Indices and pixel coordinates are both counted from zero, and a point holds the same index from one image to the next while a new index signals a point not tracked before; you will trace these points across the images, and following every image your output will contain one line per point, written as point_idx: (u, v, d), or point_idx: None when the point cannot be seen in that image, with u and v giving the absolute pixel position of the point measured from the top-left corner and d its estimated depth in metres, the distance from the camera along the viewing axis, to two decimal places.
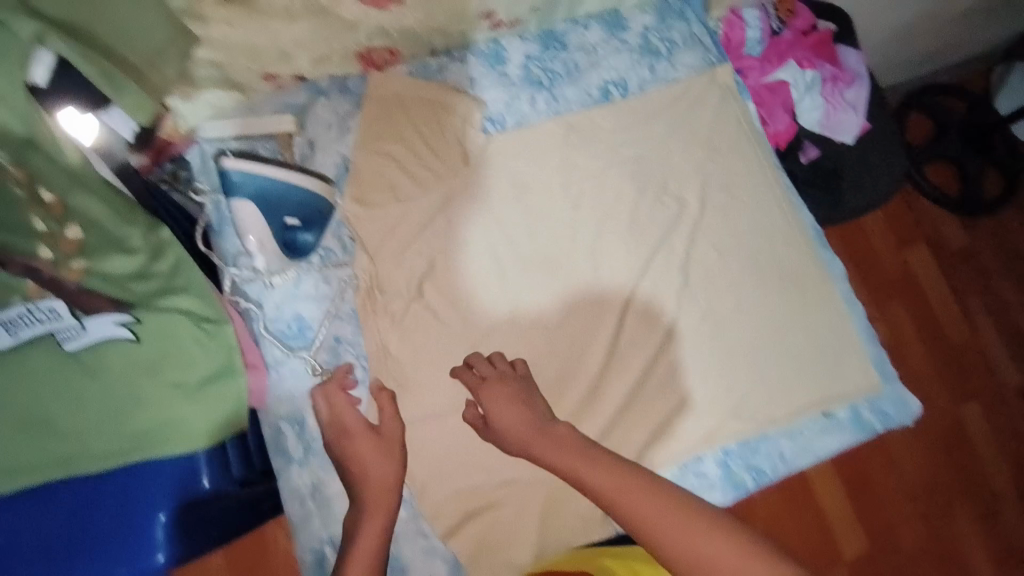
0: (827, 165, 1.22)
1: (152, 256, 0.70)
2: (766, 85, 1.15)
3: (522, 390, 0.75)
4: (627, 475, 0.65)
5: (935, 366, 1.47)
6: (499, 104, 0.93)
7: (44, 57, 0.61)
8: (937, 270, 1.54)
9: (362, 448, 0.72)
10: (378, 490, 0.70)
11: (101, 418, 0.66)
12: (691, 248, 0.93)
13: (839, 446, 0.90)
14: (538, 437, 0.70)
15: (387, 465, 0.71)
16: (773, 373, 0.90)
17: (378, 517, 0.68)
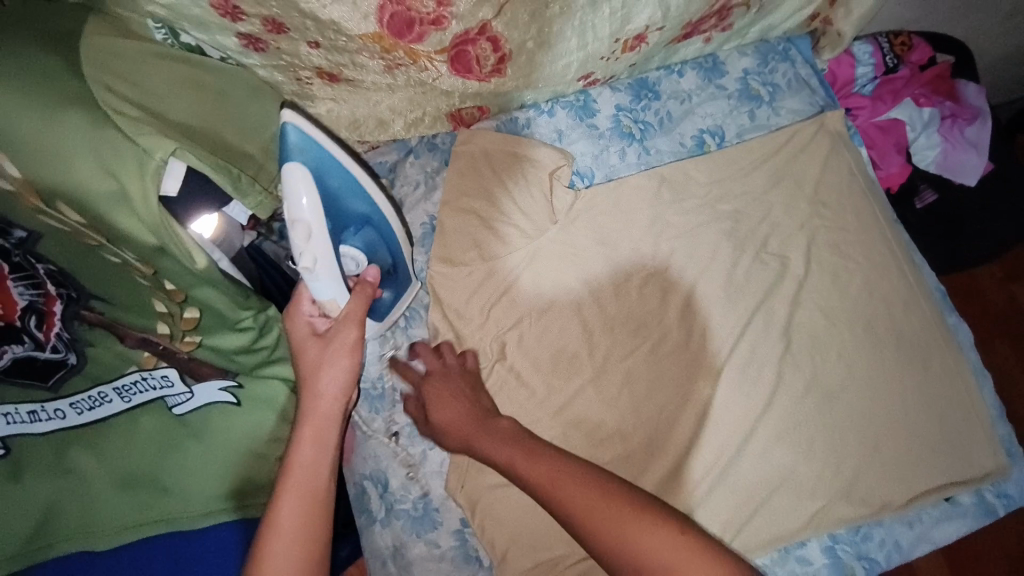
0: (951, 211, 1.08)
1: (261, 332, 0.74)
2: (878, 124, 1.05)
3: (467, 387, 0.77)
4: (561, 465, 0.61)
5: None
6: (587, 158, 0.91)
7: (174, 169, 0.62)
8: None
9: (306, 353, 0.65)
10: (322, 402, 0.63)
11: (200, 476, 0.70)
12: (796, 311, 0.85)
13: (961, 535, 0.79)
14: (477, 432, 0.69)
15: (331, 373, 0.64)
16: (891, 451, 0.80)
17: (311, 420, 0.62)
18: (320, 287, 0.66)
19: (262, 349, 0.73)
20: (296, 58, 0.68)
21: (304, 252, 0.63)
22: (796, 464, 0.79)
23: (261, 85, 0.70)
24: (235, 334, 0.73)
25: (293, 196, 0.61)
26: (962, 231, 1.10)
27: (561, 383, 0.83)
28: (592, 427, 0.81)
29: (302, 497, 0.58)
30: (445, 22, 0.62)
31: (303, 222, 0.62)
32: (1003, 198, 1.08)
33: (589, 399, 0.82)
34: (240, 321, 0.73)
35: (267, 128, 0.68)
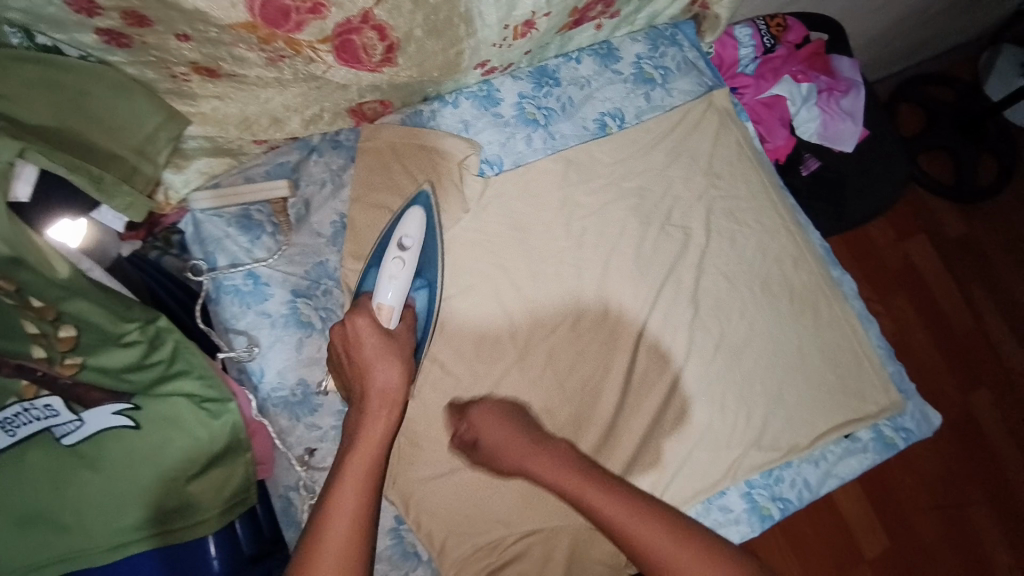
0: (829, 176, 1.20)
1: (151, 346, 0.67)
2: (763, 101, 1.13)
3: (508, 412, 0.75)
4: (594, 477, 0.64)
5: (943, 359, 1.45)
6: (495, 146, 0.92)
7: (26, 172, 0.58)
8: (939, 259, 1.52)
9: (367, 340, 0.68)
10: (379, 395, 0.65)
11: (106, 508, 0.65)
12: (701, 278, 0.90)
13: (864, 469, 0.87)
14: (533, 450, 0.68)
15: (390, 363, 0.67)
16: (793, 398, 0.86)
17: (372, 419, 0.63)
18: (391, 292, 0.74)
19: (157, 365, 0.67)
20: (167, 54, 0.61)
21: (402, 254, 0.76)
22: (712, 420, 0.84)
23: (129, 80, 0.63)
24: (121, 350, 0.65)
25: (410, 223, 0.78)
26: (843, 193, 1.21)
27: (487, 368, 0.84)
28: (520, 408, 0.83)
29: (362, 482, 0.59)
30: (324, 9, 0.57)
31: (411, 239, 0.77)
32: (874, 161, 1.21)
33: (516, 380, 0.84)
34: (125, 335, 0.66)
35: (138, 129, 0.66)
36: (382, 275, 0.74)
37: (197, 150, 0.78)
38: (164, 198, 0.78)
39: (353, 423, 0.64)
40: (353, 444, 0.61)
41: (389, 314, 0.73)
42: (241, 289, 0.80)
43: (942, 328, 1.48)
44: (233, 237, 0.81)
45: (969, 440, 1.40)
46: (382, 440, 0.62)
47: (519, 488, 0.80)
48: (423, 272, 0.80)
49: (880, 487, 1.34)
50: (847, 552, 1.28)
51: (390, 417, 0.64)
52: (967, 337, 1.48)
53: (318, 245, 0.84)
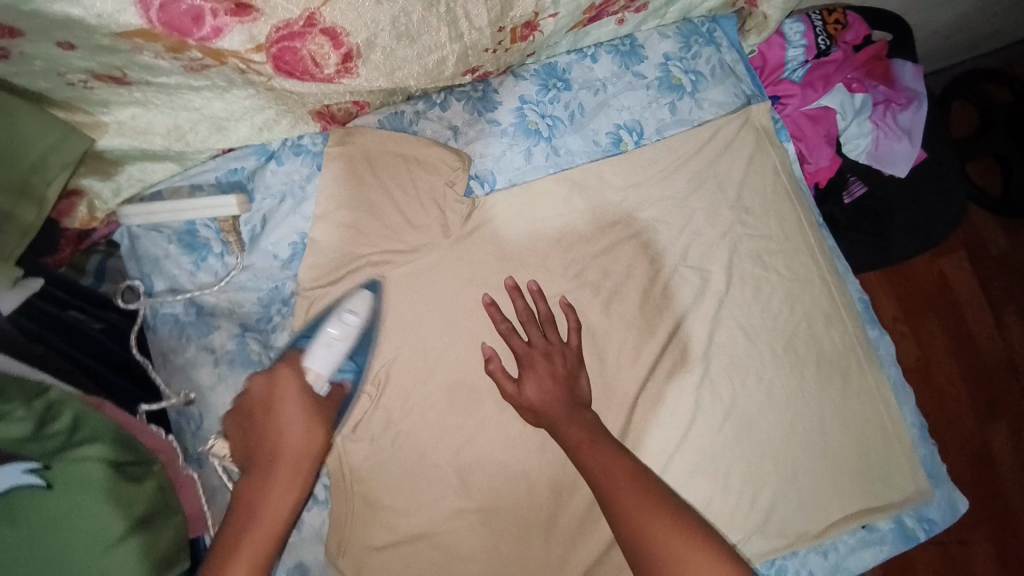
0: (874, 206, 1.04)
1: (45, 418, 0.56)
2: (807, 114, 0.97)
3: (566, 368, 0.71)
4: (618, 460, 0.64)
5: (969, 394, 1.32)
6: (488, 160, 0.78)
7: None
8: (977, 282, 1.37)
9: (287, 401, 0.63)
10: (297, 460, 0.62)
11: None
12: (715, 331, 0.78)
13: (877, 563, 0.77)
14: (564, 417, 0.68)
15: (312, 430, 0.63)
16: (808, 480, 0.76)
17: (282, 475, 0.61)
18: (325, 360, 0.65)
19: (56, 436, 0.56)
20: (55, 62, 0.53)
21: (342, 323, 0.66)
22: (712, 499, 0.74)
23: (11, 101, 0.53)
24: (7, 425, 0.53)
25: (359, 302, 0.69)
26: (889, 225, 1.05)
27: (459, 422, 0.73)
28: (494, 469, 0.73)
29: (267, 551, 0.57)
30: (251, 12, 0.52)
31: (354, 317, 0.67)
32: (932, 190, 1.05)
33: (492, 438, 0.73)
34: (8, 413, 0.54)
35: (19, 160, 0.54)
36: (317, 340, 0.65)
37: (127, 156, 0.65)
38: (88, 211, 0.66)
39: (254, 482, 0.60)
40: (257, 508, 0.59)
41: (322, 381, 0.65)
42: (182, 319, 0.70)
43: (974, 366, 1.34)
44: (175, 257, 0.71)
45: (995, 491, 1.27)
46: (289, 508, 0.60)
47: (487, 560, 0.71)
48: (355, 354, 0.71)
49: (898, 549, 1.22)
50: None
51: (302, 482, 0.62)
52: (995, 367, 1.34)
53: (275, 270, 0.73)
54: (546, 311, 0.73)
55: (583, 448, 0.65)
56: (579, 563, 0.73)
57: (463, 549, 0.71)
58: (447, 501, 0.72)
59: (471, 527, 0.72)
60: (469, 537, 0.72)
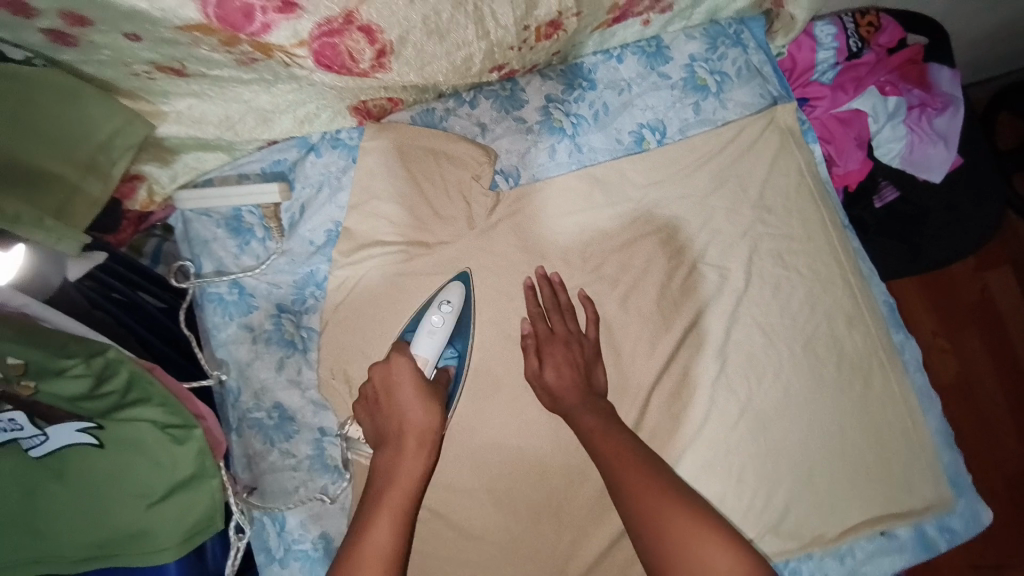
0: (906, 210, 1.02)
1: (101, 376, 0.60)
2: (837, 116, 0.97)
3: (582, 357, 0.73)
4: (624, 442, 0.65)
5: (1009, 412, 1.27)
6: (513, 156, 0.82)
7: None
8: None
9: (404, 383, 0.66)
10: (414, 432, 0.63)
11: (74, 523, 0.62)
12: (733, 328, 0.78)
13: (895, 570, 0.75)
14: (581, 403, 0.70)
15: (430, 408, 0.64)
16: (825, 481, 0.75)
17: (405, 453, 0.61)
18: (431, 346, 0.70)
19: (112, 395, 0.61)
20: (121, 53, 0.59)
21: (444, 313, 0.72)
22: (725, 495, 0.74)
23: (81, 87, 0.60)
24: (69, 381, 0.58)
25: (454, 292, 0.74)
26: (921, 231, 1.03)
27: (475, 407, 0.76)
28: (509, 453, 0.75)
29: (396, 528, 0.57)
30: (297, 9, 0.55)
31: (451, 306, 0.73)
32: (970, 196, 1.02)
33: (506, 422, 0.75)
34: (68, 368, 0.58)
35: (86, 141, 0.62)
36: (421, 327, 0.71)
37: (182, 145, 0.72)
38: (147, 194, 0.73)
39: (386, 459, 0.62)
40: (388, 482, 0.60)
41: (427, 365, 0.70)
42: (225, 298, 0.75)
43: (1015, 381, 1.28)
44: (222, 241, 0.76)
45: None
46: (416, 479, 0.60)
47: (499, 540, 0.74)
48: (456, 341, 0.74)
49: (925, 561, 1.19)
50: None
51: (428, 457, 0.62)
52: None
53: (311, 255, 0.77)
54: (568, 301, 0.76)
55: (593, 431, 0.67)
56: (589, 549, 0.74)
57: (475, 526, 0.74)
58: (462, 480, 0.74)
59: (484, 508, 0.74)
60: (482, 515, 0.74)
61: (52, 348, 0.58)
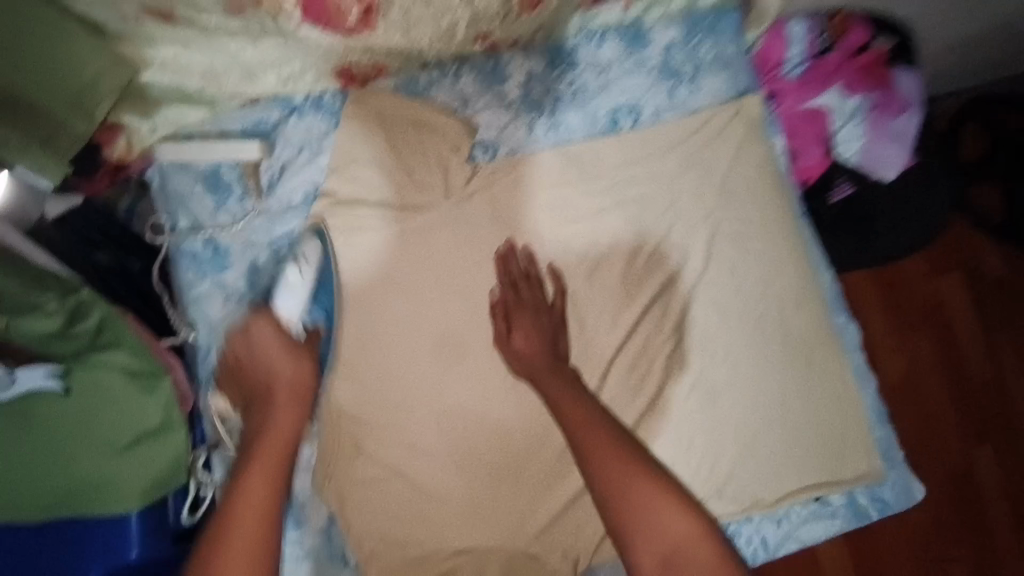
0: (857, 212, 1.09)
1: (73, 316, 0.63)
2: (802, 112, 1.02)
3: (552, 326, 0.78)
4: (587, 408, 0.71)
5: (953, 408, 1.38)
6: (492, 129, 0.84)
7: None
8: (970, 300, 1.42)
9: (272, 349, 0.72)
10: (287, 390, 0.71)
11: (28, 474, 0.60)
12: (692, 307, 0.83)
13: (827, 535, 0.81)
14: (545, 372, 0.75)
15: (297, 364, 0.72)
16: (768, 453, 0.80)
17: (280, 411, 0.70)
18: (294, 305, 0.74)
19: (83, 337, 0.63)
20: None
21: (300, 266, 0.75)
22: (676, 461, 0.79)
23: (68, 24, 0.63)
24: (40, 319, 0.62)
25: (310, 249, 0.76)
26: (873, 229, 1.10)
27: (439, 372, 0.78)
28: (472, 418, 0.77)
29: (274, 465, 0.66)
30: None
31: (304, 263, 0.75)
32: (922, 194, 1.08)
33: (469, 389, 0.77)
34: (43, 306, 0.62)
35: (72, 80, 0.64)
36: (280, 286, 0.74)
37: (165, 93, 0.74)
38: (124, 147, 0.74)
39: (259, 415, 0.70)
40: (263, 434, 0.68)
41: (293, 323, 0.74)
42: (199, 255, 0.75)
43: (960, 378, 1.39)
44: (199, 197, 0.76)
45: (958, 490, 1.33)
46: (290, 430, 0.69)
47: (459, 501, 0.76)
48: (322, 298, 0.76)
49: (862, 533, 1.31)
50: None
51: (300, 409, 0.72)
52: (981, 384, 1.40)
53: (289, 215, 0.78)
54: (538, 275, 0.80)
55: (558, 395, 0.73)
56: (545, 512, 0.77)
57: (432, 485, 0.76)
58: (425, 441, 0.77)
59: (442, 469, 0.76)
60: (441, 477, 0.76)
61: (30, 282, 0.63)
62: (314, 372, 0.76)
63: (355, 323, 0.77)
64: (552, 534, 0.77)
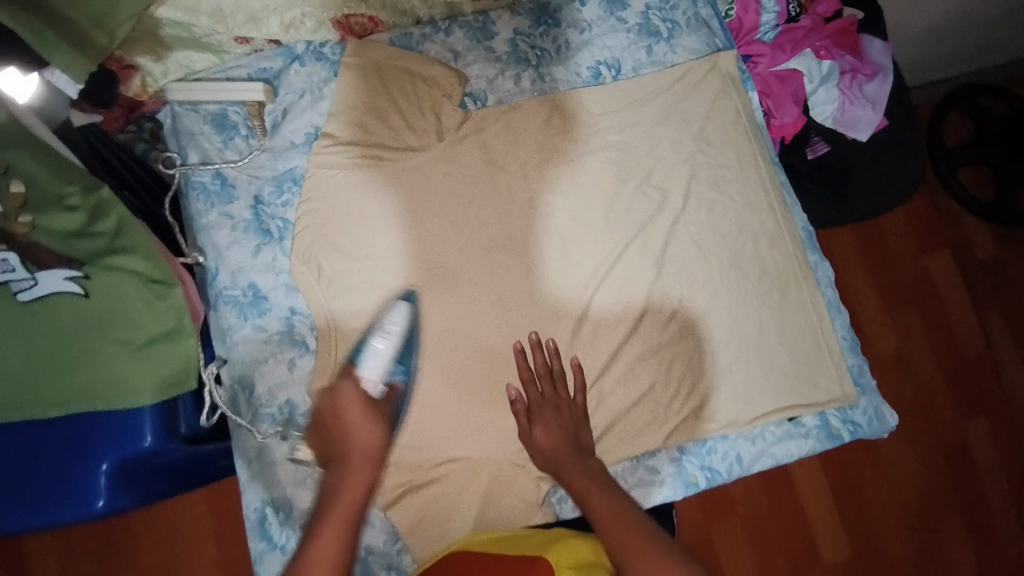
0: (835, 163, 1.14)
1: (95, 213, 0.66)
2: (776, 74, 1.09)
3: (571, 422, 0.78)
4: (622, 514, 0.66)
5: (945, 380, 1.44)
6: (482, 80, 0.91)
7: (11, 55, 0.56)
8: (961, 280, 1.48)
9: (350, 410, 0.70)
10: (361, 454, 0.68)
11: (55, 367, 0.68)
12: (671, 243, 0.88)
13: (801, 454, 0.85)
14: (569, 459, 0.75)
15: (375, 427, 0.69)
16: (741, 374, 0.85)
17: (348, 477, 0.67)
18: (379, 367, 0.73)
19: (102, 236, 0.67)
20: None
21: (387, 337, 0.75)
22: (655, 384, 0.84)
23: None
24: (65, 215, 0.64)
25: (396, 315, 0.78)
26: (848, 183, 1.14)
27: (434, 297, 0.83)
28: (464, 339, 0.83)
29: (339, 529, 0.62)
30: None
31: (392, 329, 0.76)
32: (890, 151, 1.14)
33: (461, 314, 0.83)
34: (67, 197, 0.64)
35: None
36: (368, 352, 0.74)
37: (176, 41, 0.79)
38: (141, 85, 0.79)
39: (334, 475, 0.67)
40: (335, 495, 0.65)
41: (376, 386, 0.73)
42: (208, 187, 0.82)
43: (953, 353, 1.45)
44: (208, 135, 0.83)
45: (955, 463, 1.40)
46: (361, 493, 0.66)
47: (449, 417, 0.81)
48: (403, 359, 0.78)
49: (845, 480, 1.37)
50: (806, 544, 1.34)
51: (372, 471, 0.68)
52: (976, 362, 1.46)
53: (290, 152, 0.84)
54: (559, 369, 0.80)
55: (583, 487, 0.71)
56: None
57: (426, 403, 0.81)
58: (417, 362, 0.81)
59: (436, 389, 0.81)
60: (434, 395, 0.81)
61: (54, 170, 0.62)
62: (313, 294, 0.81)
63: (356, 247, 0.83)
64: None
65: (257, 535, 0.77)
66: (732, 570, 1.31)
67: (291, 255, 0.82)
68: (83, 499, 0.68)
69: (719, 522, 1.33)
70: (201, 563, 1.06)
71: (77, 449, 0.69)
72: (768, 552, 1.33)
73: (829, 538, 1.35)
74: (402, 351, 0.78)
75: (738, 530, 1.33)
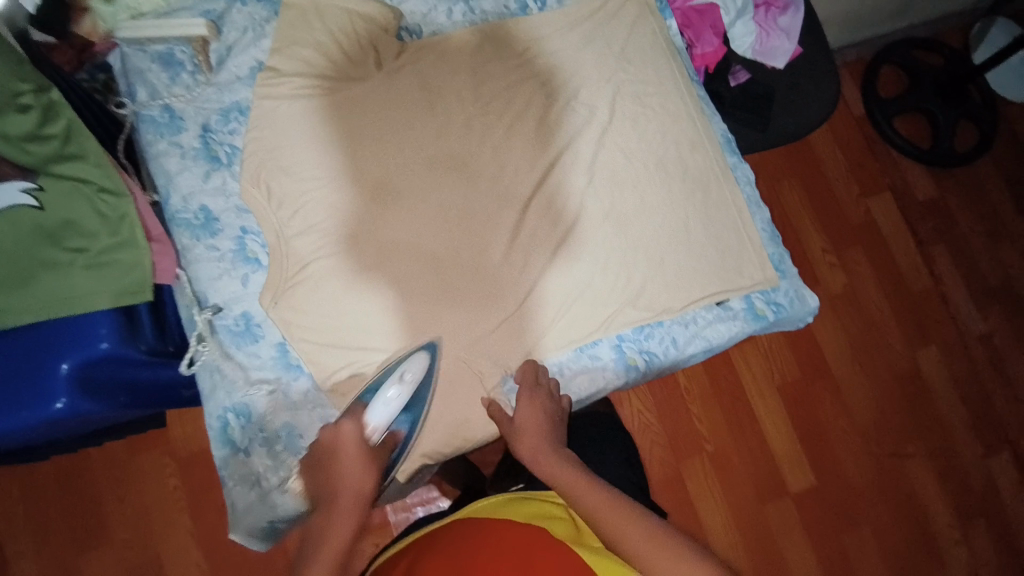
0: (757, 90, 1.22)
1: (47, 116, 0.71)
2: (696, 8, 1.16)
3: (552, 408, 0.82)
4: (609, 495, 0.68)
5: (892, 306, 1.50)
6: (416, 14, 0.98)
7: None
8: (901, 216, 1.57)
9: (344, 449, 0.73)
10: (353, 497, 0.69)
11: (8, 279, 0.70)
12: (599, 152, 0.95)
13: (730, 334, 0.94)
14: (549, 447, 0.76)
15: (367, 473, 0.72)
16: (672, 265, 0.93)
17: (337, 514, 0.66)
18: (384, 416, 0.79)
19: (53, 143, 0.72)
20: None
21: (398, 386, 0.80)
22: (593, 278, 0.90)
23: None
24: (19, 115, 0.69)
25: (415, 364, 0.82)
26: (770, 107, 1.22)
27: (382, 215, 0.87)
28: (410, 246, 0.87)
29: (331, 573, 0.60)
30: None
31: (408, 377, 0.81)
32: (806, 76, 1.23)
33: (413, 229, 0.88)
34: (20, 97, 0.69)
35: None
36: (378, 396, 0.79)
37: None
38: (91, 25, 0.84)
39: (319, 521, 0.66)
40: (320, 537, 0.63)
41: (378, 432, 0.78)
42: (157, 120, 0.86)
43: (898, 284, 1.52)
44: (156, 72, 0.88)
45: (907, 386, 1.46)
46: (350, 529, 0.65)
47: (401, 323, 0.85)
48: (411, 407, 0.82)
49: (802, 402, 1.41)
50: (769, 471, 1.35)
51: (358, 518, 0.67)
52: (922, 290, 1.53)
53: (236, 85, 0.90)
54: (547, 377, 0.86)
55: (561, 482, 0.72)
56: (484, 327, 0.87)
57: (380, 319, 0.85)
58: (372, 279, 0.86)
59: (386, 301, 0.85)
60: (389, 303, 0.85)
61: (11, 68, 0.68)
62: (264, 216, 0.86)
63: (299, 167, 0.87)
64: (484, 346, 0.87)
65: (221, 440, 0.82)
66: (704, 501, 1.31)
67: (240, 178, 0.87)
68: (40, 402, 0.70)
69: (684, 455, 1.33)
70: (169, 486, 1.12)
71: (33, 356, 0.71)
72: (735, 482, 1.34)
73: (792, 463, 1.37)
74: (415, 403, 0.83)
75: (703, 465, 1.33)
